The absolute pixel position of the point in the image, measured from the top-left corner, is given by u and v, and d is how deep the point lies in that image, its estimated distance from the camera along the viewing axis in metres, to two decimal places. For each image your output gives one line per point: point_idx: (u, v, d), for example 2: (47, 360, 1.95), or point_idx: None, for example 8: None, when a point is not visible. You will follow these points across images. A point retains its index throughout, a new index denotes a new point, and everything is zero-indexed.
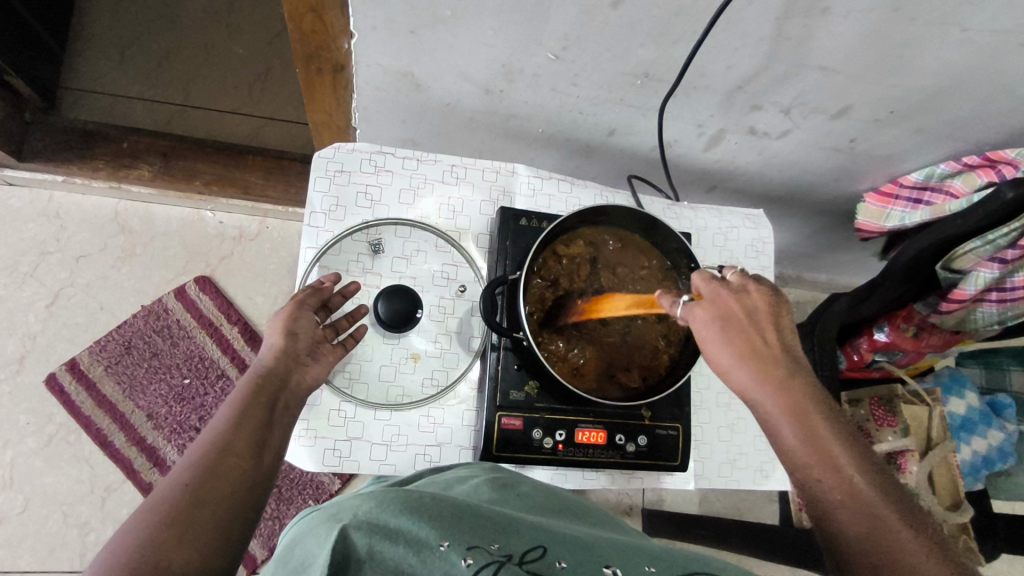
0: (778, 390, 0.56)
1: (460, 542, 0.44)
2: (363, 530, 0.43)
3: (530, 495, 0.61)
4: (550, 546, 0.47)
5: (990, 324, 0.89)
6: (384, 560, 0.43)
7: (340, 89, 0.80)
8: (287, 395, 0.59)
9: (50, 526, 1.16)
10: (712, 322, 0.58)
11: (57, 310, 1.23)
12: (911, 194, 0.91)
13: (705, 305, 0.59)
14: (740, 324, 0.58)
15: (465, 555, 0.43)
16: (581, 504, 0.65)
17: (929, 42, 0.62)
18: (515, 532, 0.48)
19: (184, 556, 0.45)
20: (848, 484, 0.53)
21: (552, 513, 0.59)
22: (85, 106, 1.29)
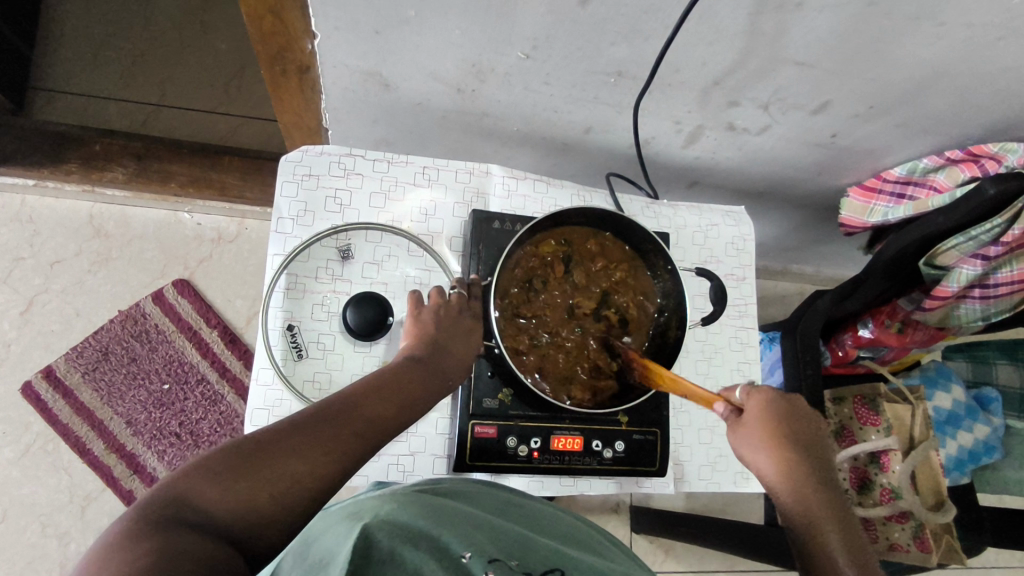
0: (792, 476, 0.58)
1: (481, 553, 0.47)
2: (388, 533, 0.44)
3: (537, 518, 0.60)
4: (565, 572, 0.49)
5: (973, 320, 0.88)
6: (409, 563, 0.43)
7: (307, 89, 0.78)
8: (421, 379, 0.60)
9: (29, 536, 1.14)
10: (755, 417, 0.60)
11: (31, 317, 1.21)
12: (895, 188, 0.90)
13: (756, 404, 0.61)
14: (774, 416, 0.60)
15: (488, 568, 0.46)
16: (571, 525, 0.62)
17: (906, 36, 0.61)
18: (531, 554, 0.51)
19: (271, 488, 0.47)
20: (842, 564, 0.54)
21: (554, 538, 0.58)
22: (56, 108, 1.26)
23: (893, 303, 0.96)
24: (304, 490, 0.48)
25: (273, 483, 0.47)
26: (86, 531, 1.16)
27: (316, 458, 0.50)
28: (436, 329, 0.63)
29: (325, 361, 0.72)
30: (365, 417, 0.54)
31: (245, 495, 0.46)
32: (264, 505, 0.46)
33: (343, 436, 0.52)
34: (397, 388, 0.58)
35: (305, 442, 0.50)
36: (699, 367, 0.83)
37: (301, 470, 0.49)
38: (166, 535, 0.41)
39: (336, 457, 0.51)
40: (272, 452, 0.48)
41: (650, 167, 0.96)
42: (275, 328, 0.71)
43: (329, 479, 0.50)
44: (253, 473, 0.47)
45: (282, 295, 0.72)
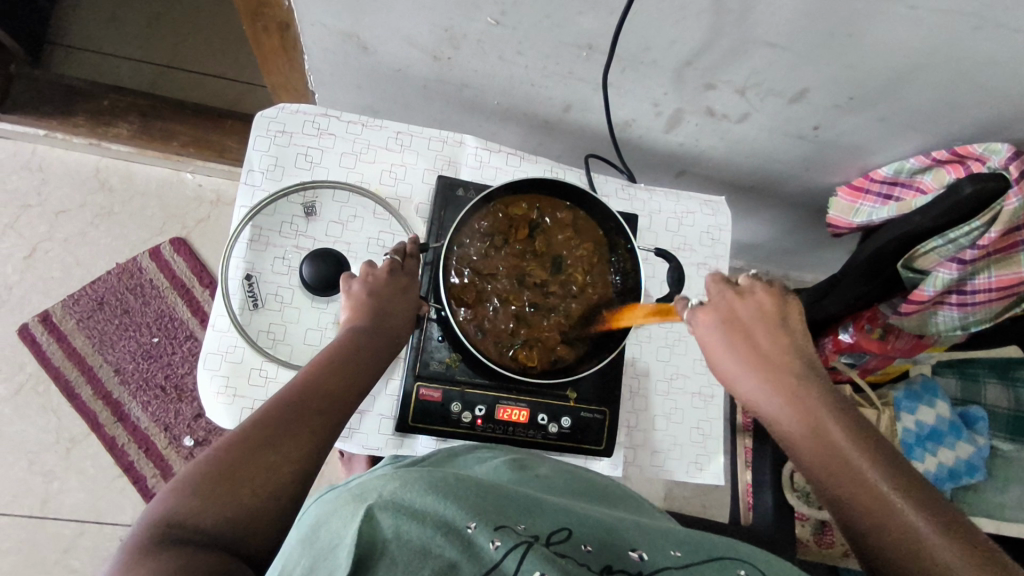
0: (781, 390, 0.56)
1: (486, 522, 0.47)
2: (391, 513, 0.44)
3: (550, 474, 0.63)
4: (575, 530, 0.51)
5: (952, 329, 0.85)
6: (411, 539, 0.43)
7: (291, 50, 0.80)
8: (368, 353, 0.61)
9: (14, 473, 1.18)
10: (714, 327, 0.60)
11: (33, 262, 1.26)
12: (882, 189, 0.87)
13: (710, 312, 0.60)
14: (749, 327, 0.59)
15: (492, 536, 0.46)
16: (592, 480, 0.66)
17: (877, 19, 0.59)
18: (538, 515, 0.51)
19: (253, 485, 0.48)
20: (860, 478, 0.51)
21: (573, 494, 0.61)
22: (73, 64, 1.30)
23: (874, 307, 0.93)
24: (286, 480, 0.50)
25: (253, 480, 0.49)
26: (68, 472, 1.20)
27: (287, 448, 0.51)
28: (381, 296, 0.65)
29: (281, 313, 0.73)
30: (321, 395, 0.56)
31: (231, 498, 0.47)
32: (252, 503, 0.48)
33: (306, 418, 0.54)
34: (349, 361, 0.60)
35: (272, 434, 0.52)
36: (661, 353, 0.81)
37: (277, 460, 0.50)
38: (163, 554, 0.42)
39: (305, 440, 0.53)
40: (243, 451, 0.50)
41: (634, 153, 0.95)
42: (234, 276, 0.72)
43: (306, 463, 0.52)
44: (231, 475, 0.48)
45: (245, 245, 0.73)
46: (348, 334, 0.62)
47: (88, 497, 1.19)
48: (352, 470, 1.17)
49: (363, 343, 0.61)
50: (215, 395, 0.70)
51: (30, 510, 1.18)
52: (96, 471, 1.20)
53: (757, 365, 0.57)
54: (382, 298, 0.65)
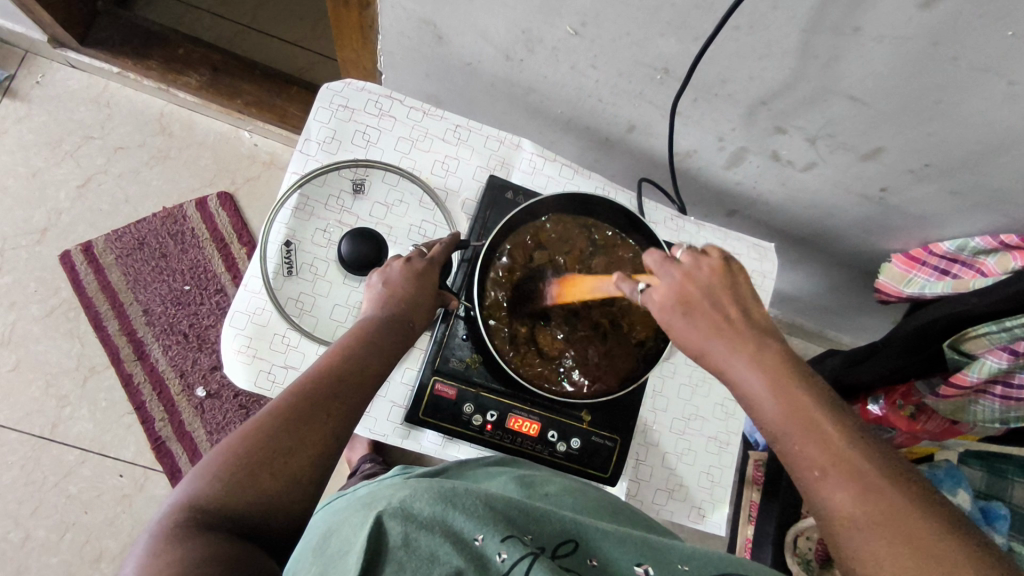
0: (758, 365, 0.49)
1: (494, 530, 0.48)
2: (399, 521, 0.45)
3: (561, 491, 0.62)
4: (580, 542, 0.52)
5: (990, 421, 0.81)
6: (420, 547, 0.44)
7: (366, 27, 0.80)
8: (387, 341, 0.60)
9: (32, 392, 1.22)
10: (670, 302, 0.52)
11: (86, 193, 1.29)
12: (940, 263, 0.84)
13: (664, 290, 0.52)
14: (707, 297, 0.51)
15: (499, 547, 0.46)
16: (604, 496, 0.64)
17: (969, 88, 0.57)
18: (547, 526, 0.51)
19: (270, 475, 0.49)
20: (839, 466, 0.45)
21: (582, 508, 0.60)
22: (157, 9, 1.34)
23: (910, 383, 0.89)
24: (303, 468, 0.51)
25: (274, 469, 0.50)
26: (81, 400, 1.22)
27: (305, 434, 0.52)
28: (403, 291, 0.64)
29: (312, 285, 0.73)
30: (341, 379, 0.56)
31: (250, 485, 0.48)
32: (271, 490, 0.49)
33: (325, 404, 0.54)
34: (371, 348, 0.59)
35: (292, 421, 0.52)
36: (682, 391, 0.80)
37: (296, 448, 0.51)
38: (192, 542, 0.44)
39: (322, 426, 0.53)
40: (261, 440, 0.50)
41: (690, 184, 0.93)
42: (274, 240, 0.73)
43: (324, 450, 0.52)
44: (250, 464, 0.49)
45: (290, 212, 0.74)
46: (367, 322, 0.61)
47: (95, 427, 1.22)
48: (352, 449, 1.17)
49: (387, 333, 0.61)
50: (234, 353, 0.71)
51: (39, 430, 1.20)
52: (108, 404, 1.23)
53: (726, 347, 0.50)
54: (409, 296, 0.64)
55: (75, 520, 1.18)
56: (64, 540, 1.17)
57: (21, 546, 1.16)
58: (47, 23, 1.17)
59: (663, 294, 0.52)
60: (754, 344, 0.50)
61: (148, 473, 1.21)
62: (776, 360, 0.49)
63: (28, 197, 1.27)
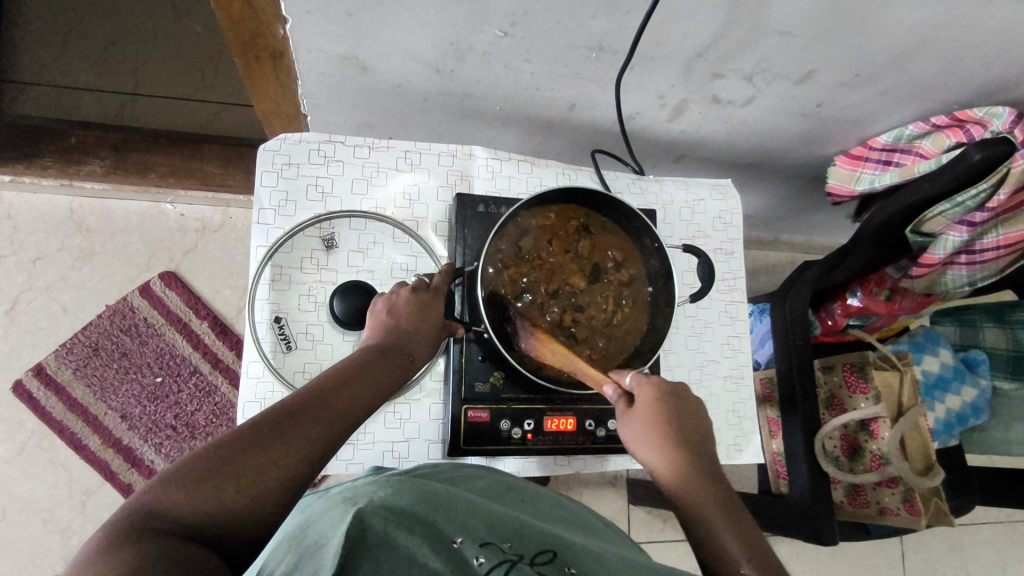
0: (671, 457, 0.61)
1: (472, 538, 0.47)
2: (381, 518, 0.45)
3: (538, 499, 0.61)
4: (559, 552, 0.48)
5: (960, 286, 0.88)
6: (398, 547, 0.43)
7: (283, 75, 0.76)
8: (379, 369, 0.59)
9: (30, 533, 1.15)
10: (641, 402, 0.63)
11: (17, 315, 1.20)
12: (881, 155, 0.89)
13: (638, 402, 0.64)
14: (673, 413, 0.63)
15: (478, 551, 0.45)
16: (579, 514, 0.62)
17: (887, 1, 0.60)
18: (525, 537, 0.49)
19: (238, 486, 0.46)
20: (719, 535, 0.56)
21: (563, 524, 0.57)
22: (30, 101, 1.24)
23: (882, 270, 0.96)
24: (275, 486, 0.47)
25: (240, 480, 0.46)
26: (87, 525, 1.16)
27: (285, 454, 0.49)
28: (406, 322, 0.63)
29: (314, 351, 0.72)
30: (325, 406, 0.53)
31: (215, 495, 0.44)
32: (235, 502, 0.45)
33: (307, 427, 0.51)
34: (360, 376, 0.57)
35: (267, 440, 0.49)
36: (689, 342, 0.83)
37: (267, 465, 0.48)
38: (147, 545, 0.39)
39: (300, 448, 0.50)
40: (231, 454, 0.47)
41: (636, 143, 0.95)
42: (262, 319, 0.70)
43: (298, 471, 0.49)
44: (219, 471, 0.45)
45: (267, 286, 0.71)
46: (363, 351, 0.60)
47: None
48: None
49: (378, 361, 0.59)
50: None
51: (52, 568, 1.14)
52: None
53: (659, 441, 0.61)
54: (413, 320, 0.63)
55: None
56: None
57: None
58: None
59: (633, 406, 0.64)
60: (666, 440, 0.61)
61: None
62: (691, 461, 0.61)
63: None
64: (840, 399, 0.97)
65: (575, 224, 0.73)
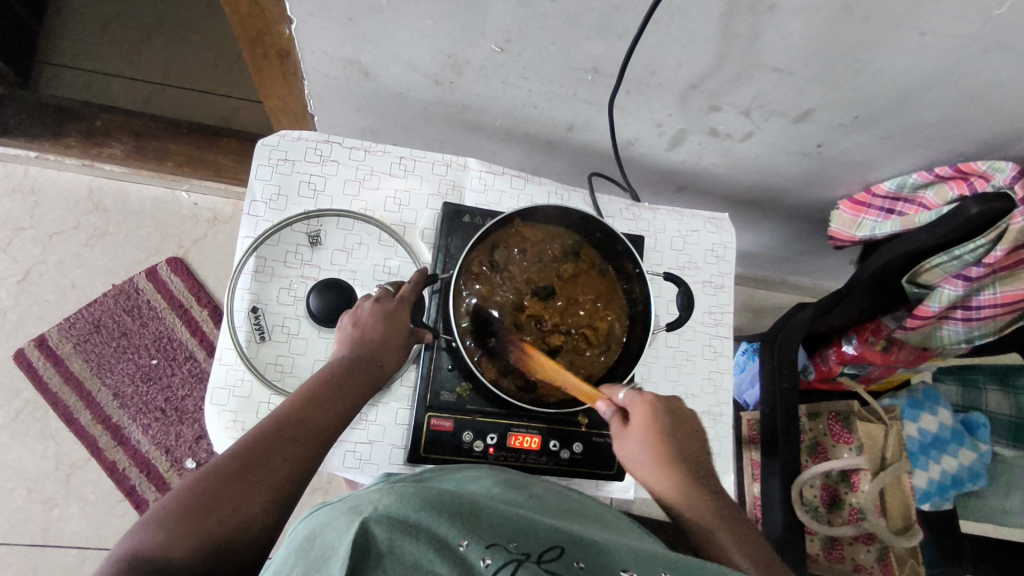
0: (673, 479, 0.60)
1: (478, 540, 0.45)
2: (386, 527, 0.43)
3: (546, 492, 0.61)
4: (566, 547, 0.48)
5: (957, 342, 0.85)
6: (405, 556, 0.41)
7: (289, 74, 0.79)
8: (352, 378, 0.60)
9: (14, 501, 1.17)
10: (638, 426, 0.62)
11: (28, 286, 1.24)
12: (884, 203, 0.88)
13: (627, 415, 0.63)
14: (668, 429, 0.62)
15: (483, 553, 0.44)
16: (587, 506, 0.61)
17: (882, 44, 0.60)
18: (533, 534, 0.48)
19: (219, 517, 0.46)
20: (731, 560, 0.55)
21: (568, 516, 0.57)
22: (64, 83, 1.29)
23: (878, 319, 0.94)
24: (258, 512, 0.48)
25: (222, 511, 0.47)
26: (69, 499, 1.18)
27: (263, 479, 0.50)
28: (376, 332, 0.63)
29: (288, 344, 0.72)
30: (300, 423, 0.54)
31: (199, 530, 0.45)
32: (221, 533, 0.46)
33: (285, 447, 0.52)
34: (334, 389, 0.58)
35: (246, 466, 0.50)
36: (668, 372, 0.82)
37: (247, 493, 0.48)
38: None
39: (279, 469, 0.51)
40: (210, 487, 0.48)
41: (636, 170, 0.95)
42: (240, 308, 0.71)
43: (279, 492, 0.50)
44: (200, 506, 0.46)
45: (250, 277, 0.72)
46: (336, 362, 0.61)
47: (89, 524, 1.18)
48: None
49: (349, 370, 0.60)
50: (222, 431, 0.69)
51: (31, 538, 1.16)
52: (97, 497, 1.19)
53: (661, 464, 0.60)
54: (382, 331, 0.63)
55: None
56: None
57: None
58: None
59: (631, 424, 0.63)
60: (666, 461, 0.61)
61: None
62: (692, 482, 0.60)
63: None
64: (824, 447, 0.94)
65: (559, 247, 0.73)
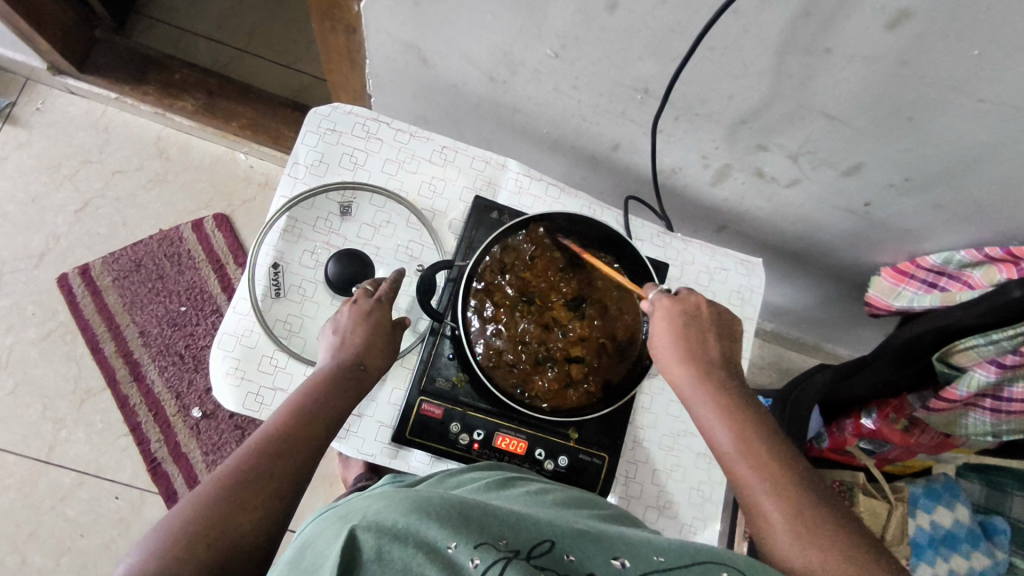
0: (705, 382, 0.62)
1: (468, 539, 0.43)
2: (373, 533, 0.42)
3: (541, 490, 0.59)
4: (559, 540, 0.47)
5: (982, 434, 0.81)
6: (393, 560, 0.41)
7: (353, 52, 0.81)
8: (332, 384, 0.61)
9: (29, 415, 1.22)
10: (667, 326, 0.64)
11: (84, 217, 1.31)
12: (927, 276, 0.84)
13: (674, 303, 0.64)
14: (698, 327, 0.64)
15: (472, 553, 0.42)
16: (591, 498, 0.60)
17: (941, 105, 0.58)
18: (523, 527, 0.47)
19: (210, 542, 0.50)
20: (754, 460, 0.58)
21: (562, 509, 0.55)
22: (153, 34, 1.37)
23: (902, 396, 0.89)
24: (248, 533, 0.52)
25: (212, 538, 0.50)
26: (78, 423, 1.23)
27: (250, 501, 0.53)
28: (356, 335, 0.65)
29: (300, 306, 0.74)
30: (286, 437, 0.57)
31: (190, 559, 0.49)
32: (213, 559, 0.50)
33: (271, 466, 0.55)
34: (317, 401, 0.60)
35: (234, 489, 0.53)
36: (671, 408, 0.79)
37: (235, 514, 0.52)
38: None
39: (264, 490, 0.54)
40: (200, 512, 0.51)
41: (676, 201, 0.94)
42: (262, 262, 0.73)
43: (266, 511, 0.53)
44: (190, 534, 0.50)
45: (277, 234, 0.74)
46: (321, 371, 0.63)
47: (92, 450, 1.22)
48: (348, 470, 1.10)
49: (332, 380, 0.62)
50: (223, 375, 0.71)
51: (36, 453, 1.20)
52: (104, 426, 1.23)
53: (689, 362, 0.62)
54: (364, 337, 0.65)
55: (71, 543, 1.18)
56: (61, 564, 1.17)
57: (17, 571, 1.16)
58: (46, 52, 1.19)
59: (660, 319, 0.64)
60: (699, 365, 0.62)
61: (144, 495, 1.21)
62: (722, 386, 0.62)
63: (27, 221, 1.29)
64: None
65: (585, 257, 0.72)
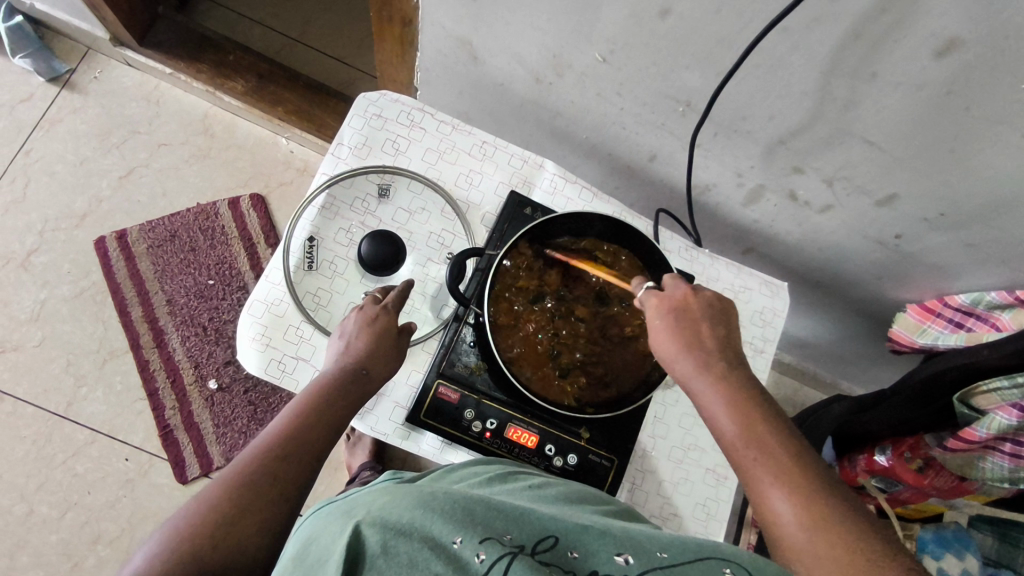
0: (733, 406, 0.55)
1: (472, 534, 0.44)
2: (376, 530, 0.43)
3: (546, 487, 0.58)
4: (562, 536, 0.47)
5: (999, 479, 0.79)
6: (399, 555, 0.41)
7: (407, 44, 0.84)
8: (332, 390, 0.62)
9: (53, 369, 1.25)
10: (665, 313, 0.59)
11: (127, 183, 1.35)
12: (955, 315, 0.82)
13: (662, 299, 0.60)
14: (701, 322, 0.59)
15: (477, 548, 0.43)
16: (594, 496, 0.60)
17: (982, 141, 0.59)
18: (525, 520, 0.48)
19: (212, 543, 0.51)
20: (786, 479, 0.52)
21: (566, 503, 0.55)
22: (211, 16, 1.41)
23: (918, 435, 0.88)
24: (252, 530, 0.53)
25: (216, 540, 0.51)
26: (98, 381, 1.25)
27: (253, 505, 0.54)
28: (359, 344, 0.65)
29: (330, 281, 0.76)
30: (290, 441, 0.58)
31: (192, 558, 0.50)
32: (219, 559, 0.51)
33: (275, 467, 0.56)
34: (320, 403, 0.61)
35: (237, 492, 0.54)
36: (684, 421, 0.78)
37: (242, 516, 0.53)
38: None
39: (267, 491, 0.55)
40: (207, 515, 0.52)
41: (706, 218, 0.94)
42: (298, 235, 0.75)
43: (269, 514, 0.54)
44: (193, 535, 0.51)
45: (316, 210, 0.76)
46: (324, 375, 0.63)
47: (108, 410, 1.24)
48: (353, 454, 1.11)
49: (333, 386, 0.62)
50: (248, 340, 0.73)
51: (55, 407, 1.23)
52: (123, 388, 1.26)
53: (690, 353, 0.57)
54: (367, 341, 0.65)
55: (78, 499, 1.20)
56: (65, 519, 1.19)
57: (24, 520, 1.18)
58: (110, 23, 1.24)
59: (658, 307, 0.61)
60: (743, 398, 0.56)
61: (153, 460, 1.23)
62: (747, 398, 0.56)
63: (73, 183, 1.33)
64: None
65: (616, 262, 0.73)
